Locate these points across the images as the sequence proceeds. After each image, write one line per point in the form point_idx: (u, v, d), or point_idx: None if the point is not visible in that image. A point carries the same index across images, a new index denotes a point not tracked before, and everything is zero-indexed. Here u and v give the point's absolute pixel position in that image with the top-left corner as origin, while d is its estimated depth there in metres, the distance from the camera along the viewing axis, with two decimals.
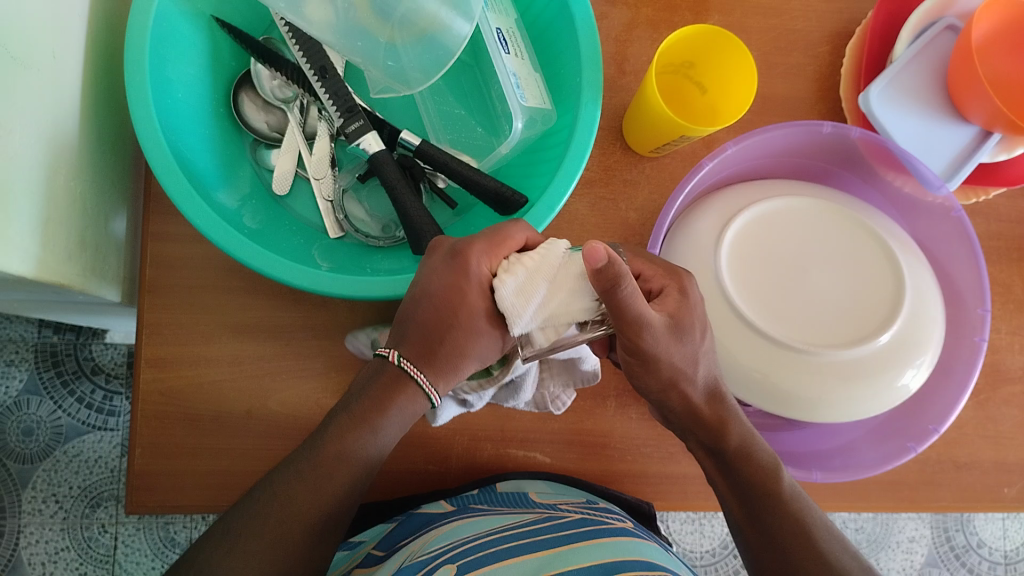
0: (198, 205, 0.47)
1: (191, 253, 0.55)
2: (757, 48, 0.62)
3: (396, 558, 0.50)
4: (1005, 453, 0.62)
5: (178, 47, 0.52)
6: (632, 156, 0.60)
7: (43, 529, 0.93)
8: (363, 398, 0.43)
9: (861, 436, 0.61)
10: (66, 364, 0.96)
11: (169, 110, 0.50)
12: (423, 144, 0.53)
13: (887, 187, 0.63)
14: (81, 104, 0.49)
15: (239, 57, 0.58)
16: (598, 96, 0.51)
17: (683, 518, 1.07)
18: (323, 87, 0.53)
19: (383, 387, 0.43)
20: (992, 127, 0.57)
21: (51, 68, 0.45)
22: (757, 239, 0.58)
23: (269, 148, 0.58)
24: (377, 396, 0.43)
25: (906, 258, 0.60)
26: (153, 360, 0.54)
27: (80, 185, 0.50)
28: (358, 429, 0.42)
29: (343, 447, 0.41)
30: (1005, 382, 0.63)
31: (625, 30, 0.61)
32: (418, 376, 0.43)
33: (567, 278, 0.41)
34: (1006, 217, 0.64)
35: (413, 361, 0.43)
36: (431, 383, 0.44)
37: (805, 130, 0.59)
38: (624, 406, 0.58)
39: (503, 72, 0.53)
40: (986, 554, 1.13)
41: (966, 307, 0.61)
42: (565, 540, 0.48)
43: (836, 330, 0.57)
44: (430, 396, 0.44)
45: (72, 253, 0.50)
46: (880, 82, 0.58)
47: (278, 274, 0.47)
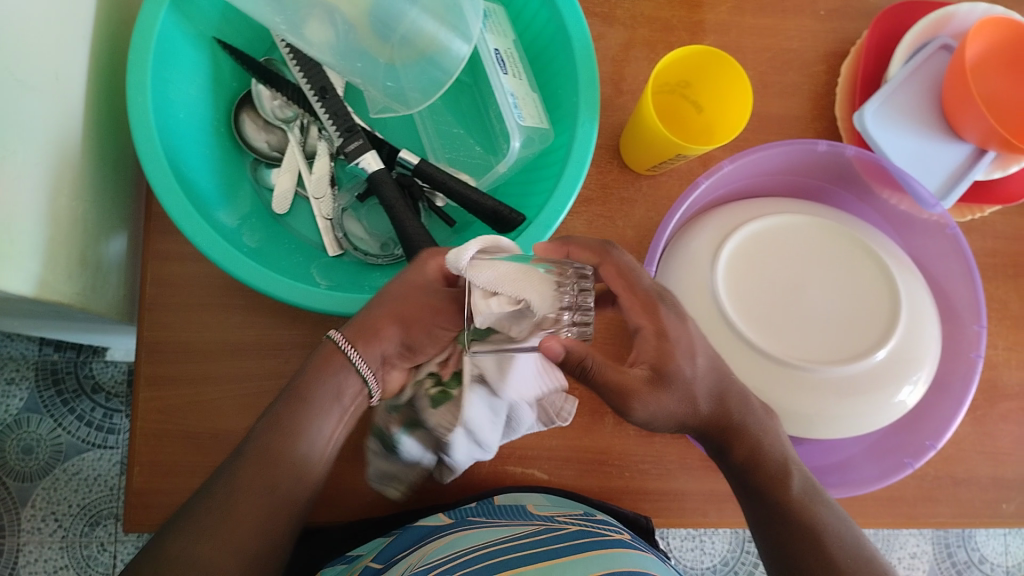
0: (198, 225, 0.47)
1: (191, 271, 0.56)
2: (752, 68, 0.63)
3: (395, 569, 0.50)
4: (1003, 469, 0.62)
5: (180, 69, 0.53)
6: (629, 174, 0.60)
7: (42, 548, 0.93)
8: (301, 375, 0.46)
9: (858, 452, 0.61)
10: (67, 382, 0.96)
11: (170, 131, 0.51)
12: (422, 163, 0.54)
13: (882, 204, 0.63)
14: (83, 124, 0.50)
15: (240, 78, 0.59)
16: (595, 116, 0.51)
17: (684, 535, 1.07)
18: (323, 107, 0.54)
19: (321, 368, 0.46)
20: (986, 145, 0.57)
21: (54, 89, 0.46)
22: (754, 256, 0.58)
23: (270, 169, 0.58)
24: (312, 372, 0.46)
25: (902, 275, 0.60)
26: (152, 378, 0.55)
27: (81, 204, 0.50)
28: (298, 412, 0.44)
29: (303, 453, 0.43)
30: (1003, 398, 0.63)
31: (622, 51, 0.61)
32: (347, 355, 0.46)
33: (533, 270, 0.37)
34: (1002, 233, 0.64)
35: (343, 334, 0.46)
36: (357, 353, 0.46)
37: (800, 149, 0.59)
38: (622, 423, 0.58)
39: (502, 92, 0.54)
40: (988, 570, 1.13)
41: (962, 323, 0.61)
42: (561, 552, 0.48)
43: (833, 346, 0.57)
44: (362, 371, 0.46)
45: (72, 272, 0.50)
46: (875, 101, 0.59)
47: (278, 293, 0.47)
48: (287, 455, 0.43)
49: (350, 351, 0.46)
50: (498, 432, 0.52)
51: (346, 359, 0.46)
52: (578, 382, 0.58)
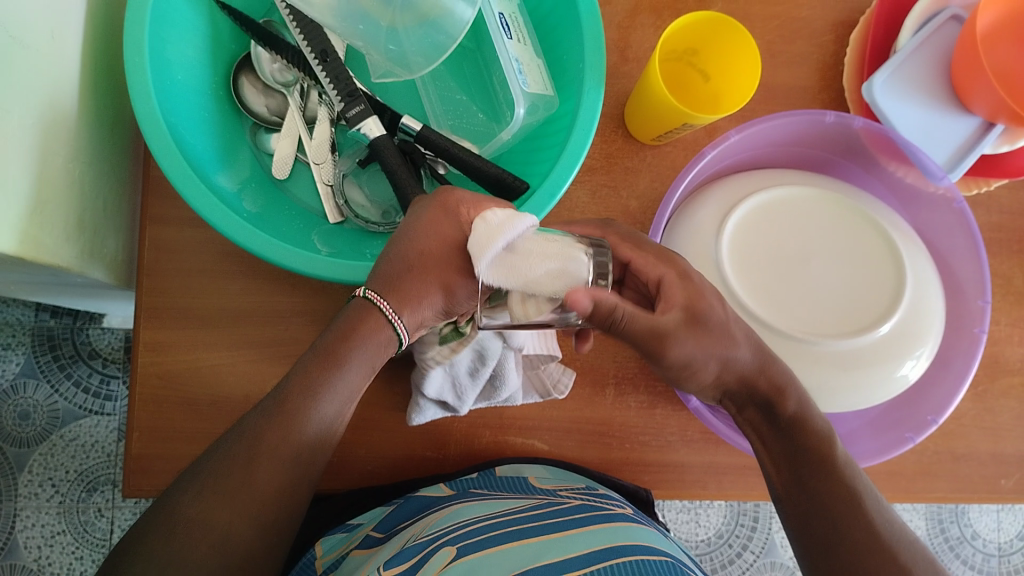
0: (198, 188, 0.46)
1: (189, 237, 0.55)
2: (760, 37, 0.62)
3: (397, 539, 0.50)
4: (1003, 445, 0.62)
5: (177, 29, 0.51)
6: (634, 143, 0.60)
7: (39, 513, 0.93)
8: (332, 333, 0.42)
9: (859, 426, 0.61)
10: (63, 348, 0.96)
11: (168, 92, 0.50)
12: (423, 130, 0.53)
13: (888, 177, 0.63)
14: (79, 83, 0.49)
15: (239, 40, 0.58)
16: (600, 83, 0.50)
17: (679, 507, 1.07)
18: (324, 71, 0.53)
19: (352, 320, 0.43)
20: (995, 118, 0.56)
21: (50, 46, 0.45)
22: (759, 229, 0.57)
23: (269, 132, 0.57)
24: (341, 332, 0.42)
25: (907, 248, 0.59)
26: (150, 344, 0.54)
27: (78, 166, 0.50)
28: (323, 369, 0.41)
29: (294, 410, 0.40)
30: (1004, 374, 0.63)
31: (629, 18, 0.60)
32: (383, 305, 0.42)
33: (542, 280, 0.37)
34: (1008, 208, 0.64)
35: (381, 292, 0.43)
36: (396, 313, 0.43)
37: (808, 120, 0.58)
38: (623, 395, 0.58)
39: (505, 57, 0.53)
40: (980, 546, 1.14)
41: (967, 298, 0.61)
42: (567, 524, 0.48)
43: (836, 320, 0.57)
44: (397, 327, 0.43)
45: (69, 234, 0.50)
46: (884, 71, 0.58)
47: (277, 259, 0.47)
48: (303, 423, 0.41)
49: (397, 322, 0.43)
50: (475, 388, 0.54)
51: (387, 324, 0.43)
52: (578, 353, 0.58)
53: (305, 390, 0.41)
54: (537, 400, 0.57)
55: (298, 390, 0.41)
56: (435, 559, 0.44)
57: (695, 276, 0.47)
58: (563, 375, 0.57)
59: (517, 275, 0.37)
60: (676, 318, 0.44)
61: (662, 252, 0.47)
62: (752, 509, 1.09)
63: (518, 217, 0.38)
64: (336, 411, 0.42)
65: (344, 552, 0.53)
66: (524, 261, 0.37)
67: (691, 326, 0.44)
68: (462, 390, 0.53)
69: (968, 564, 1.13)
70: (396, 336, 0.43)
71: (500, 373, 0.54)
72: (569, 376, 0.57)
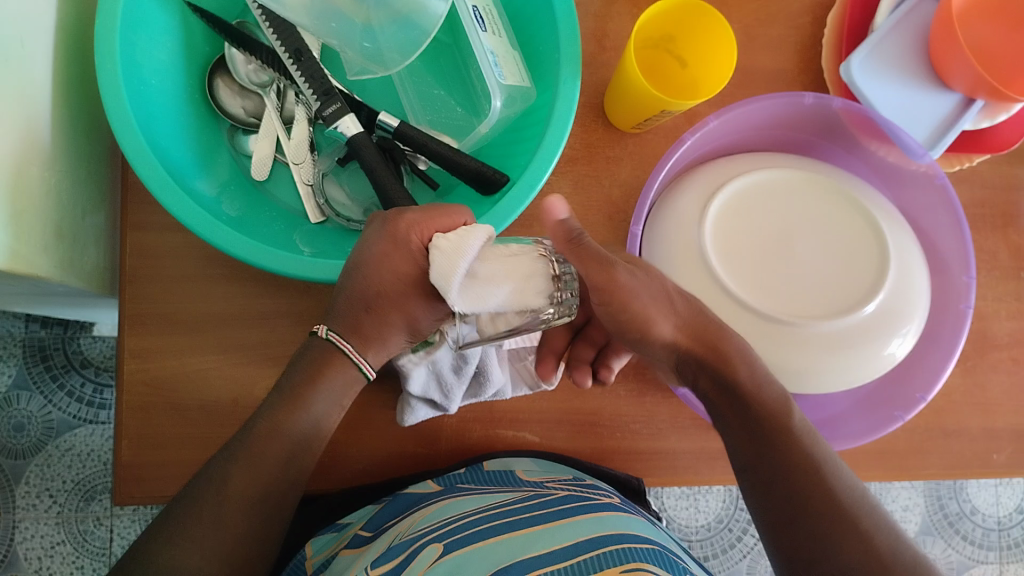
0: (174, 193, 0.46)
1: (171, 242, 0.55)
2: (738, 21, 0.61)
3: (384, 538, 0.50)
4: (993, 420, 0.62)
5: (148, 34, 0.51)
6: (615, 132, 0.60)
7: (38, 524, 0.93)
8: (299, 376, 0.42)
9: (847, 407, 0.61)
10: (55, 358, 0.96)
11: (142, 98, 0.49)
12: (400, 125, 0.53)
13: (869, 156, 0.63)
14: (51, 93, 0.48)
15: (213, 42, 0.58)
16: (577, 72, 0.50)
17: (678, 494, 1.07)
18: (299, 70, 0.52)
19: (314, 362, 0.43)
20: (974, 93, 0.56)
21: (20, 56, 0.44)
22: (741, 214, 0.57)
23: (247, 134, 0.57)
24: (309, 372, 0.42)
25: (892, 227, 0.59)
26: (137, 351, 0.54)
27: (55, 176, 0.49)
28: (293, 407, 0.42)
29: (259, 454, 0.40)
30: (992, 349, 0.63)
31: (604, 6, 0.60)
32: (344, 347, 0.42)
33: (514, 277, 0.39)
34: (991, 183, 0.64)
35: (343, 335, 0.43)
36: (359, 354, 0.43)
37: (787, 102, 0.58)
38: (613, 384, 0.58)
39: (480, 50, 0.53)
40: (980, 520, 1.14)
41: (952, 275, 0.61)
42: (552, 517, 0.48)
43: (822, 303, 0.57)
44: (361, 366, 0.43)
45: (48, 244, 0.49)
46: (862, 51, 0.58)
47: (259, 262, 0.47)
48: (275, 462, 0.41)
49: (350, 351, 0.43)
50: (461, 386, 0.54)
51: (352, 363, 0.43)
52: None
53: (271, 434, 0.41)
54: (525, 391, 0.57)
55: (278, 422, 0.41)
56: (423, 556, 0.44)
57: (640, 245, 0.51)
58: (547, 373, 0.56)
59: (481, 298, 0.38)
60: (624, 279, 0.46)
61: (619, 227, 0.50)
62: None
63: (468, 233, 0.40)
64: (311, 429, 0.42)
65: (334, 552, 0.53)
66: (486, 279, 0.38)
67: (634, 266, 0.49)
68: (448, 389, 0.53)
69: (968, 539, 1.14)
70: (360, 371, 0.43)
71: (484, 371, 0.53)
72: (554, 374, 0.56)
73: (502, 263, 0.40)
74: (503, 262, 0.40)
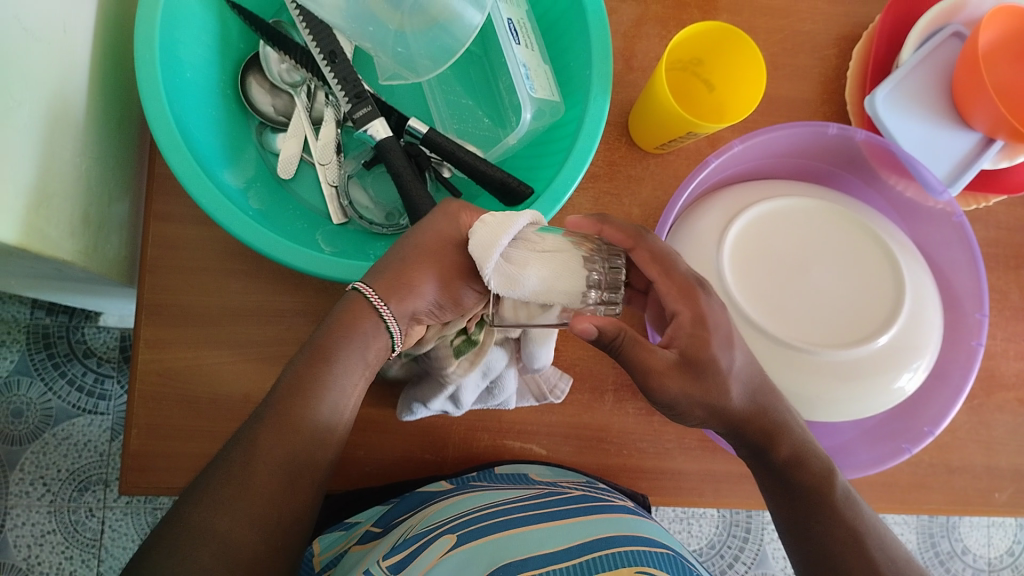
0: (203, 184, 0.46)
1: (193, 234, 0.55)
2: (765, 49, 0.62)
3: (395, 532, 0.50)
4: (997, 459, 0.63)
5: (186, 27, 0.52)
6: (637, 152, 0.60)
7: (30, 512, 0.93)
8: (323, 331, 0.43)
9: (853, 436, 0.61)
10: (59, 346, 0.95)
11: (177, 88, 0.50)
12: (431, 132, 0.53)
13: (888, 190, 0.63)
14: (88, 78, 0.49)
15: (247, 40, 0.58)
16: (607, 90, 0.51)
17: (672, 517, 1.07)
18: (332, 72, 0.53)
19: (347, 313, 0.43)
20: (995, 134, 0.57)
21: (61, 40, 0.45)
22: (760, 239, 0.58)
23: (275, 132, 0.57)
24: (333, 328, 0.42)
25: (907, 261, 0.60)
26: (152, 341, 0.54)
27: (85, 161, 0.50)
28: (319, 361, 0.41)
29: (291, 412, 0.39)
30: (999, 388, 0.63)
31: (634, 27, 0.61)
32: (369, 293, 0.43)
33: (555, 263, 0.40)
34: (1005, 224, 0.64)
35: (376, 288, 0.43)
36: (381, 299, 0.43)
37: (811, 131, 0.59)
38: (622, 401, 0.58)
39: (514, 63, 0.54)
40: (971, 560, 1.14)
41: (964, 312, 0.61)
42: (567, 512, 0.48)
43: (836, 331, 0.57)
44: (382, 312, 0.43)
45: (73, 228, 0.50)
46: (887, 85, 0.58)
47: (282, 257, 0.47)
48: (304, 424, 0.40)
49: (384, 309, 0.43)
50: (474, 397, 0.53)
51: (383, 322, 0.43)
52: (577, 359, 0.58)
53: (298, 389, 0.40)
54: (532, 404, 0.57)
55: (307, 371, 0.41)
56: (435, 546, 0.45)
57: (712, 320, 0.46)
58: (550, 392, 0.57)
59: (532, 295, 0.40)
60: (667, 360, 0.44)
61: (686, 281, 0.47)
62: (744, 520, 1.09)
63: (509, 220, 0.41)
64: (342, 387, 0.42)
65: (344, 548, 0.53)
66: (519, 263, 0.40)
67: (681, 371, 0.44)
68: (463, 400, 0.53)
69: None
70: (385, 325, 0.43)
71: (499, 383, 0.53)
72: (563, 391, 0.57)
73: (535, 253, 0.41)
74: (534, 254, 0.40)
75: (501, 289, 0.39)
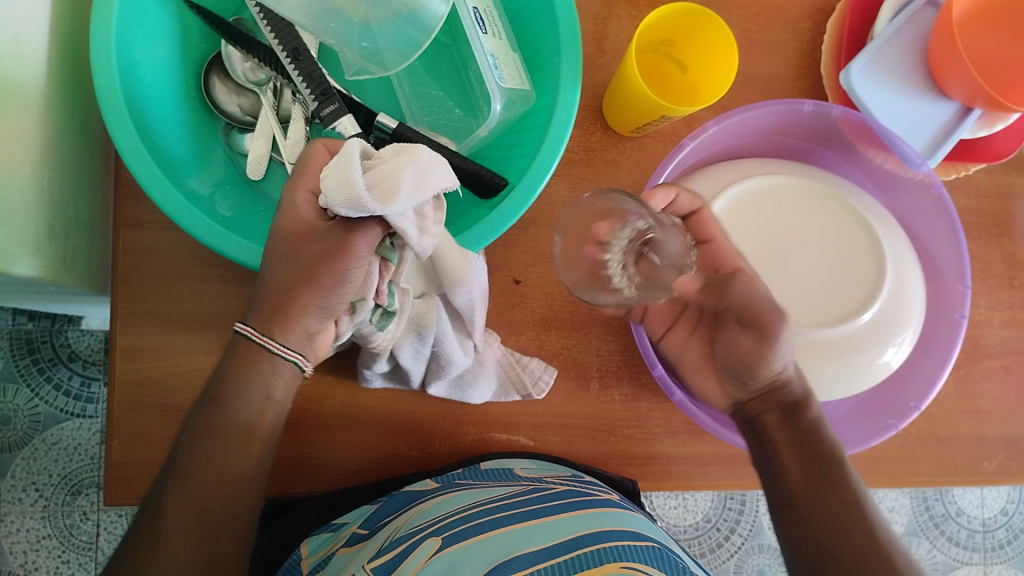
0: (169, 191, 0.45)
1: (163, 241, 0.54)
2: (738, 25, 0.61)
3: (380, 535, 0.50)
4: (985, 428, 0.63)
5: (144, 30, 0.50)
6: (613, 135, 0.59)
7: (24, 517, 0.93)
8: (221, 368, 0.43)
9: (843, 412, 0.61)
10: (42, 351, 0.94)
11: (136, 94, 0.49)
12: (400, 127, 0.52)
13: (866, 163, 0.63)
14: (45, 87, 0.48)
15: (209, 39, 0.57)
16: (578, 77, 0.50)
17: (667, 493, 1.07)
18: (296, 69, 0.52)
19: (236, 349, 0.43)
20: (972, 103, 0.56)
21: (14, 51, 0.44)
22: (738, 221, 0.57)
23: (243, 132, 0.57)
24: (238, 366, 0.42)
25: (887, 235, 0.60)
26: (128, 350, 0.53)
27: (47, 172, 0.49)
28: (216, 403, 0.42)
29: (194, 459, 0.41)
30: (984, 357, 0.63)
31: (604, 8, 0.60)
32: (257, 337, 0.42)
33: (406, 153, 0.38)
34: (986, 192, 0.64)
35: (251, 325, 0.43)
36: (266, 336, 0.42)
37: (787, 108, 0.58)
38: (608, 388, 0.58)
39: (481, 53, 0.53)
40: (965, 522, 1.15)
41: (946, 283, 0.61)
42: (551, 510, 0.48)
43: (819, 310, 0.57)
44: (275, 349, 0.42)
45: (37, 242, 0.49)
46: (861, 59, 0.57)
47: (251, 262, 0.46)
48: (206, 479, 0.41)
49: (267, 343, 0.42)
50: (419, 366, 0.53)
51: (279, 356, 0.43)
52: (561, 348, 0.58)
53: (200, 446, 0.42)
54: (516, 398, 0.57)
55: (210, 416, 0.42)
56: (421, 550, 0.44)
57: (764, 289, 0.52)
58: (531, 386, 0.56)
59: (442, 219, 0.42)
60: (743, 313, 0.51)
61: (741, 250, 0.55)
62: (739, 493, 1.09)
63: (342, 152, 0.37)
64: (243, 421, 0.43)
65: (331, 551, 0.52)
66: (388, 172, 0.37)
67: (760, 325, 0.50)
68: (407, 368, 0.52)
69: (953, 540, 1.14)
70: (281, 355, 0.42)
71: (445, 350, 0.52)
72: (547, 386, 0.57)
73: (388, 158, 0.38)
74: (389, 158, 0.38)
75: (398, 203, 0.37)
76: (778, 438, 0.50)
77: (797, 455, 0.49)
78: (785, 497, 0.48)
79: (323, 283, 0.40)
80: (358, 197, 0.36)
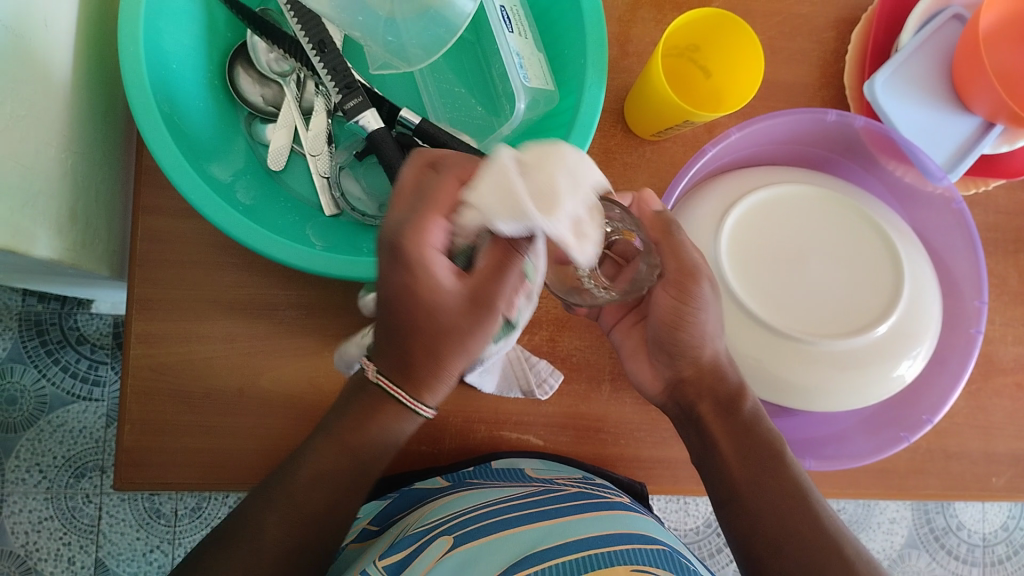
0: (192, 179, 0.45)
1: (182, 228, 0.54)
2: (762, 32, 0.61)
3: (391, 532, 0.50)
4: (995, 444, 0.63)
5: (171, 17, 0.50)
6: (633, 139, 0.59)
7: (26, 498, 0.93)
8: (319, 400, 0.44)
9: (851, 425, 0.61)
10: (51, 333, 0.94)
11: (162, 81, 0.49)
12: (423, 123, 0.52)
13: (887, 175, 0.63)
14: (71, 70, 0.48)
15: (235, 29, 0.57)
16: (603, 78, 0.50)
17: (668, 497, 1.07)
18: (322, 62, 0.51)
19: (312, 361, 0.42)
20: (994, 118, 0.56)
21: (43, 34, 0.44)
22: (757, 228, 0.57)
23: (265, 123, 0.56)
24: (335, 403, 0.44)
25: (906, 248, 0.59)
26: (143, 336, 0.53)
27: (70, 156, 0.49)
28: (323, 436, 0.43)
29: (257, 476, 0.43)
30: (997, 373, 0.63)
31: (628, 11, 0.60)
32: (393, 392, 0.41)
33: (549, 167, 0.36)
34: (1004, 208, 0.64)
35: (388, 376, 0.41)
36: (404, 395, 0.41)
37: (810, 117, 0.58)
38: (618, 391, 0.58)
39: (507, 51, 0.53)
40: (965, 536, 1.15)
41: (963, 298, 0.61)
42: (561, 512, 0.48)
43: (835, 321, 0.56)
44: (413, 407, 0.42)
45: (59, 225, 0.49)
46: (886, 70, 0.57)
47: (270, 252, 0.46)
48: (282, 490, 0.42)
49: (402, 398, 0.41)
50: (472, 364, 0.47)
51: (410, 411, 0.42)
52: (573, 350, 0.58)
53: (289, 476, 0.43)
54: (521, 397, 0.56)
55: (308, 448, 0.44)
56: (432, 549, 0.44)
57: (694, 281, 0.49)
58: (535, 386, 0.56)
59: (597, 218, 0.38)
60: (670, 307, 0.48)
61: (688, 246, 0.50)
62: None
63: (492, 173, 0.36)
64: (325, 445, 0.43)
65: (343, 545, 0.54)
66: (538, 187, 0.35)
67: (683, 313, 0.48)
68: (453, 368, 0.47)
69: (953, 555, 1.14)
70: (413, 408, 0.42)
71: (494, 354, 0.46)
72: (552, 386, 0.56)
73: (536, 173, 0.36)
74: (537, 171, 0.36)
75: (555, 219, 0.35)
76: (714, 429, 0.50)
77: (737, 446, 0.49)
78: (730, 492, 0.48)
79: (461, 347, 0.40)
80: (521, 205, 0.34)
